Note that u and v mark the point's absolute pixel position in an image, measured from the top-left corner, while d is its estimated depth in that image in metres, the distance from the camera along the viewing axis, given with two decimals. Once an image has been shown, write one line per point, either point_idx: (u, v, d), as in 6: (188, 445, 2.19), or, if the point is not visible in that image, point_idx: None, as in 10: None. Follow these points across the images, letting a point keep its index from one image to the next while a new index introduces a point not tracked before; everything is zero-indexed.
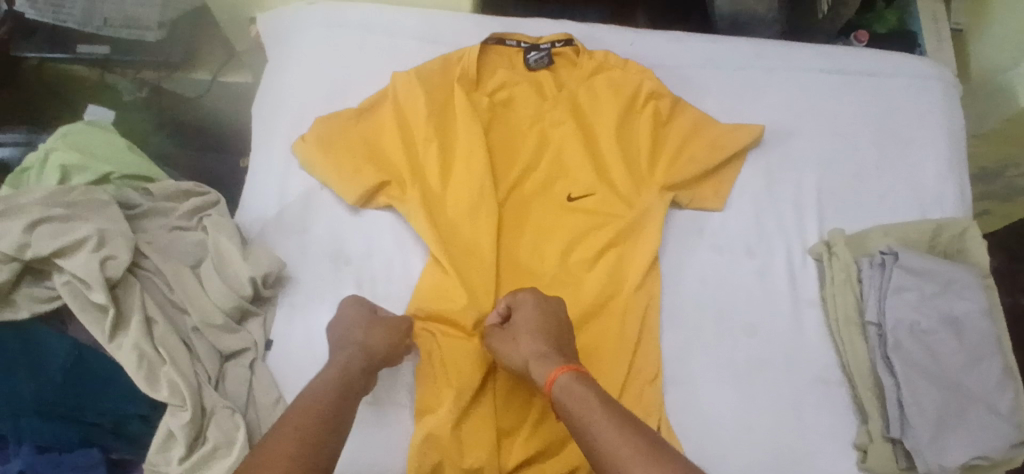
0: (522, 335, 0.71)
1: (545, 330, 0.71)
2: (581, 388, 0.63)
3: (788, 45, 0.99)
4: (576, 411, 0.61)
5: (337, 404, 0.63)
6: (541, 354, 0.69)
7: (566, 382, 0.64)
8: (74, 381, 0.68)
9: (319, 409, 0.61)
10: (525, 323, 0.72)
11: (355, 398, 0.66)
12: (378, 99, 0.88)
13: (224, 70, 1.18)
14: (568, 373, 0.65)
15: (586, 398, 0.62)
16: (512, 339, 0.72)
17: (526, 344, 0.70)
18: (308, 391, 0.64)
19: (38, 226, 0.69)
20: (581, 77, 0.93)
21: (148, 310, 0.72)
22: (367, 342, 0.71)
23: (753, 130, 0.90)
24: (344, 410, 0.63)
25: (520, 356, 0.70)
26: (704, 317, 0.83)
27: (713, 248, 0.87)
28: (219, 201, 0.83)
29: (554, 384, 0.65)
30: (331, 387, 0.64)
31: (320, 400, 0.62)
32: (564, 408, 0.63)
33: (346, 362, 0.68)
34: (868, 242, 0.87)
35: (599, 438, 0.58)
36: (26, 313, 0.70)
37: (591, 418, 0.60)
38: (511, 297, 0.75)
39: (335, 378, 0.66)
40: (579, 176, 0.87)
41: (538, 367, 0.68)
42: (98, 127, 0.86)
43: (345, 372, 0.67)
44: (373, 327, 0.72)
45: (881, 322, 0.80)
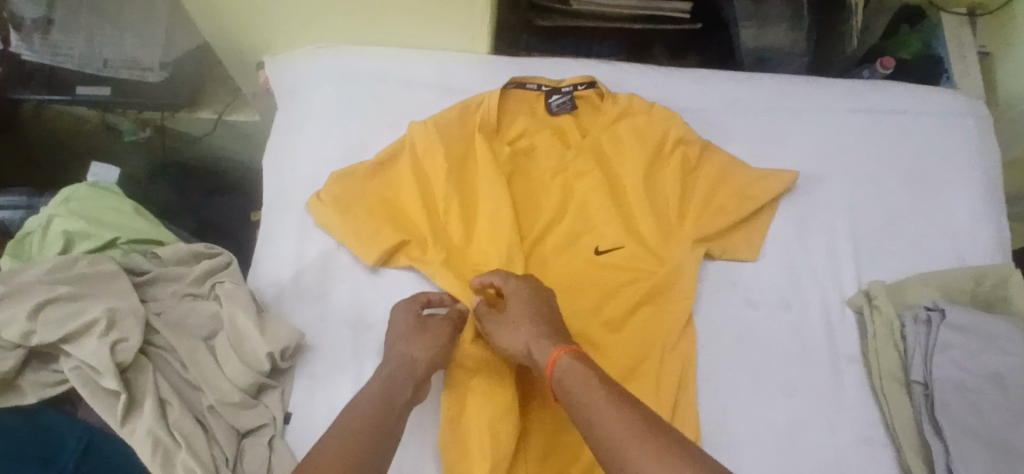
0: (522, 319, 0.71)
1: (542, 315, 0.71)
2: (581, 368, 0.64)
3: (815, 84, 0.96)
4: (578, 392, 0.62)
5: (378, 430, 0.62)
6: (540, 338, 0.69)
7: (567, 363, 0.65)
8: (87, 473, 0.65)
9: (356, 441, 0.60)
10: (520, 308, 0.72)
11: (397, 425, 0.64)
12: (394, 151, 0.84)
13: (230, 110, 1.12)
14: (569, 353, 0.65)
15: (587, 380, 0.62)
16: (510, 322, 0.72)
17: (525, 329, 0.70)
18: (341, 415, 0.63)
19: (43, 309, 0.66)
20: (604, 123, 0.90)
21: (161, 391, 0.69)
22: (414, 355, 0.69)
23: (785, 177, 0.87)
24: (384, 442, 0.62)
25: (519, 340, 0.70)
26: (738, 375, 0.80)
27: (747, 302, 0.84)
28: (231, 262, 0.79)
29: (555, 365, 0.65)
30: (370, 416, 0.62)
31: (359, 436, 0.60)
32: (566, 387, 0.63)
33: (390, 375, 0.67)
34: (907, 293, 0.83)
35: (600, 418, 0.58)
36: (33, 398, 0.66)
37: (592, 397, 0.60)
38: (504, 283, 0.74)
39: (377, 397, 0.65)
40: (606, 229, 0.84)
41: (539, 349, 0.68)
42: (101, 189, 0.83)
43: (390, 391, 0.66)
44: (419, 335, 0.71)
45: (927, 381, 0.77)
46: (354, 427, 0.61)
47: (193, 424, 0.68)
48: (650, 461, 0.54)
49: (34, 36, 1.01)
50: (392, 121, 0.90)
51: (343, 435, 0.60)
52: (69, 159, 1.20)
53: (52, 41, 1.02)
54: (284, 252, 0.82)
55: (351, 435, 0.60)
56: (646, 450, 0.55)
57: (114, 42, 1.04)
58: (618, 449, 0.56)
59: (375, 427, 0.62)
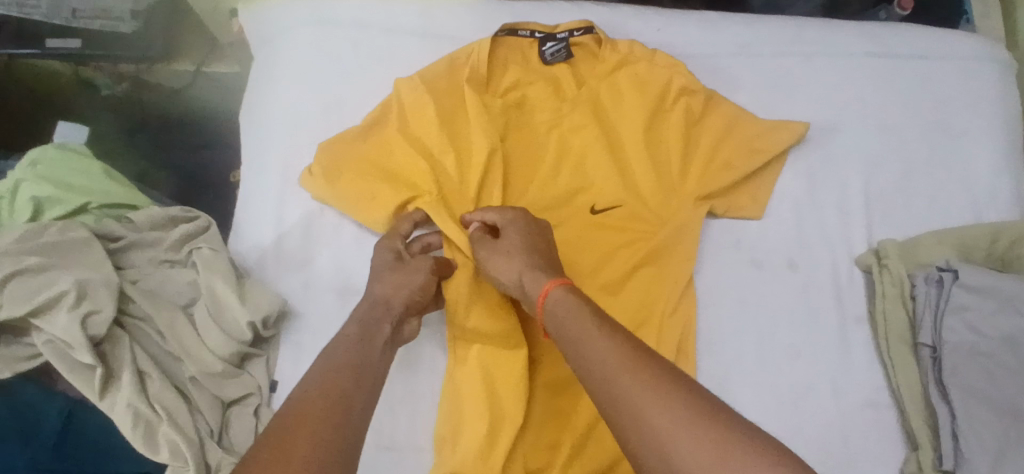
0: (516, 253, 0.67)
1: (536, 248, 0.68)
2: (572, 300, 0.60)
3: (831, 26, 0.90)
4: (570, 323, 0.58)
5: (357, 373, 0.58)
6: (533, 268, 0.66)
7: (560, 295, 0.61)
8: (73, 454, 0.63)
9: (335, 383, 0.56)
10: (516, 240, 0.69)
11: (378, 368, 0.61)
12: (380, 111, 0.79)
13: (209, 61, 1.08)
14: (562, 286, 0.62)
15: (579, 309, 0.59)
16: (502, 252, 0.69)
17: (519, 260, 0.67)
18: (321, 357, 0.59)
19: (8, 283, 0.63)
20: (602, 73, 0.84)
21: (140, 363, 0.66)
22: (391, 299, 0.67)
23: (795, 129, 0.82)
24: (368, 387, 0.58)
25: (511, 270, 0.67)
26: (744, 338, 0.77)
27: (751, 262, 0.80)
28: (210, 226, 0.76)
29: (546, 298, 0.62)
30: (349, 361, 0.59)
31: (341, 372, 0.57)
32: (559, 318, 0.60)
33: (365, 315, 0.65)
34: (920, 252, 0.79)
35: (589, 351, 0.55)
36: (9, 373, 0.64)
37: (585, 328, 0.57)
38: (500, 216, 0.71)
39: (354, 340, 0.61)
40: (604, 186, 0.80)
41: (531, 280, 0.65)
42: (70, 150, 0.78)
43: (366, 334, 0.63)
44: (394, 274, 0.69)
45: (935, 344, 0.74)
46: (332, 369, 0.57)
47: (174, 396, 0.66)
48: (642, 391, 0.50)
49: None
50: (375, 75, 0.84)
51: (321, 377, 0.56)
52: (44, 111, 1.12)
53: None
54: (266, 218, 0.78)
55: (330, 376, 0.57)
56: (639, 379, 0.50)
57: None
58: (609, 378, 0.52)
59: (354, 372, 0.58)
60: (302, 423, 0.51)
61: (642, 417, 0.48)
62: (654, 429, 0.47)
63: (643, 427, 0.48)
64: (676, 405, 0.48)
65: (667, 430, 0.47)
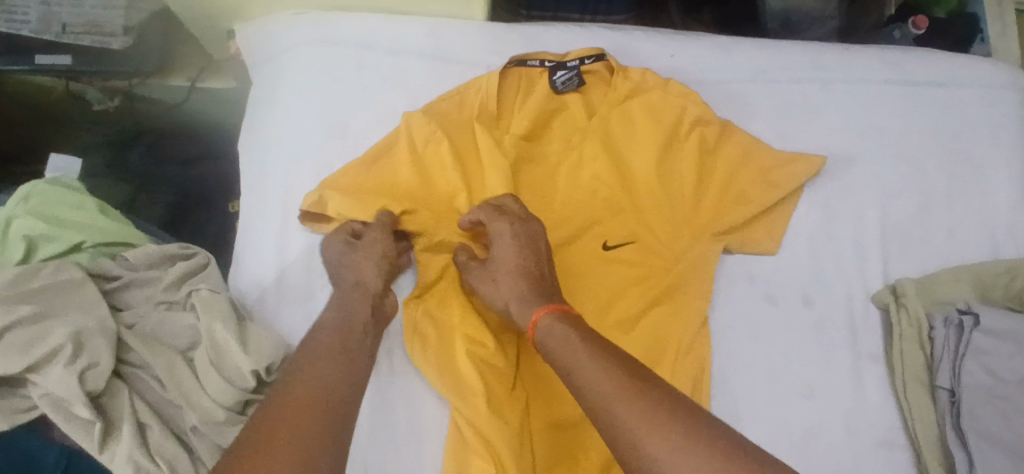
0: (502, 275, 0.69)
1: (526, 269, 0.69)
2: (563, 327, 0.62)
3: (849, 52, 0.87)
4: (563, 355, 0.60)
5: (339, 360, 0.60)
6: (520, 296, 0.67)
7: (548, 324, 0.63)
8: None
9: (318, 379, 0.58)
10: (502, 262, 0.70)
11: (361, 350, 0.63)
12: (387, 147, 0.77)
13: (204, 76, 1.04)
14: (550, 314, 0.64)
15: (569, 337, 0.60)
16: (490, 279, 0.70)
17: (506, 286, 0.68)
18: (298, 362, 0.60)
19: (2, 336, 0.61)
20: (614, 101, 0.82)
21: (139, 414, 0.64)
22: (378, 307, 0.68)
23: (812, 162, 0.79)
24: (351, 371, 0.60)
25: (499, 296, 0.69)
26: (757, 377, 0.75)
27: (765, 297, 0.78)
28: (209, 262, 0.74)
29: (537, 327, 0.64)
30: (330, 352, 0.61)
31: (323, 365, 0.59)
32: (551, 347, 0.61)
33: (339, 301, 0.67)
34: (937, 290, 0.77)
35: (586, 376, 0.56)
36: (4, 426, 0.62)
37: (577, 358, 0.58)
38: (490, 219, 0.71)
39: (334, 339, 0.62)
40: (616, 221, 0.78)
41: (517, 309, 0.67)
42: (61, 185, 0.76)
43: (345, 320, 0.65)
44: (357, 255, 0.70)
45: (954, 387, 0.73)
46: (314, 363, 0.59)
47: (175, 446, 0.63)
48: (640, 420, 0.51)
49: None
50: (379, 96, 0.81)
51: (302, 377, 0.58)
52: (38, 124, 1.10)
53: (6, 6, 0.94)
54: (265, 251, 0.76)
55: (314, 370, 0.59)
56: (635, 408, 0.52)
57: (73, 5, 0.95)
58: (607, 409, 0.53)
59: (336, 371, 0.59)
60: (276, 433, 0.51)
61: (643, 447, 0.50)
62: (655, 456, 0.49)
63: (645, 458, 0.49)
64: (674, 434, 0.49)
65: (669, 461, 0.48)
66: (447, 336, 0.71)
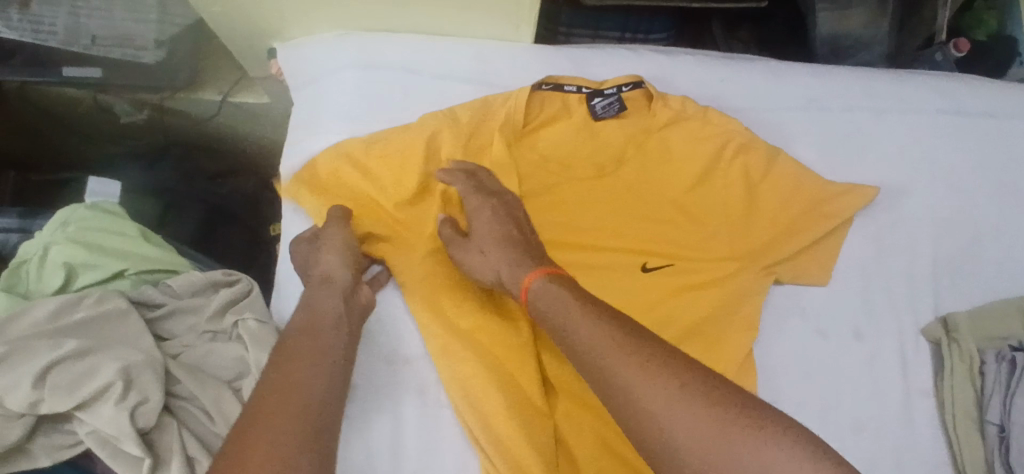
0: (488, 246, 0.68)
1: (510, 235, 0.69)
2: (554, 287, 0.62)
3: (901, 81, 0.86)
4: (556, 310, 0.61)
5: (318, 352, 0.59)
6: (510, 261, 0.67)
7: (541, 286, 0.63)
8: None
9: (298, 373, 0.57)
10: (485, 232, 0.69)
11: (345, 338, 0.62)
12: (400, 165, 0.75)
13: (236, 90, 1.02)
14: (541, 276, 0.64)
15: (562, 298, 0.61)
16: (477, 250, 0.69)
17: (496, 256, 0.68)
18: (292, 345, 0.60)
19: (49, 373, 0.58)
20: (652, 129, 0.80)
21: (189, 449, 0.62)
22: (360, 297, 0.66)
23: (865, 194, 0.78)
24: (331, 361, 0.59)
25: (490, 267, 0.68)
26: (808, 411, 0.74)
27: (816, 331, 0.77)
28: (253, 289, 0.73)
29: (528, 291, 0.64)
30: (310, 346, 0.59)
31: (304, 356, 0.58)
32: (544, 309, 0.62)
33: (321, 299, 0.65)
34: (990, 325, 0.76)
35: (580, 334, 0.58)
36: (48, 461, 0.60)
37: (572, 314, 0.59)
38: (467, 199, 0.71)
39: (312, 331, 0.61)
40: (655, 244, 0.76)
41: (508, 273, 0.66)
42: (102, 210, 0.74)
43: (319, 313, 0.63)
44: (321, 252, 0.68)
45: (1004, 424, 0.71)
46: (293, 355, 0.58)
47: None
48: (636, 371, 0.53)
49: (12, 7, 0.91)
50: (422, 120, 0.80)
51: (284, 370, 0.57)
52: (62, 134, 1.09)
53: (32, 16, 0.93)
54: None
55: (293, 365, 0.57)
56: (632, 363, 0.54)
57: (102, 16, 0.94)
58: (604, 362, 0.55)
59: (315, 362, 0.58)
60: (260, 436, 0.51)
61: (639, 398, 0.52)
62: (651, 408, 0.51)
63: (641, 407, 0.52)
64: (669, 384, 0.52)
65: (665, 413, 0.51)
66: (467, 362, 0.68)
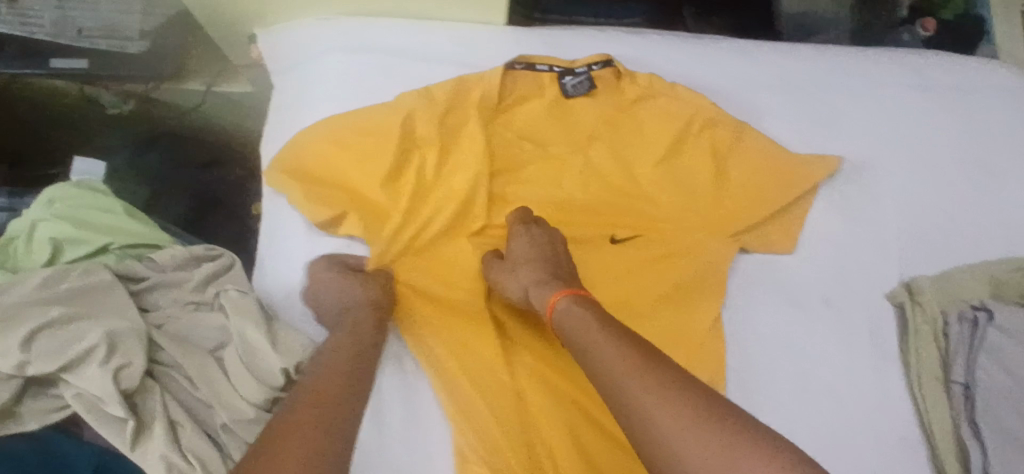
0: (521, 264, 0.71)
1: (544, 259, 0.72)
2: (579, 309, 0.65)
3: (863, 57, 0.89)
4: (579, 333, 0.62)
5: (349, 374, 0.61)
6: (538, 282, 0.70)
7: (566, 305, 0.66)
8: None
9: (327, 386, 0.59)
10: (519, 254, 0.72)
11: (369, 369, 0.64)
12: (377, 145, 0.77)
13: (221, 80, 1.05)
14: (567, 297, 0.67)
15: (585, 319, 0.63)
16: (510, 269, 0.72)
17: (525, 272, 0.71)
18: (317, 369, 0.62)
19: (36, 336, 0.60)
20: (622, 105, 0.82)
21: (172, 413, 0.64)
22: (369, 298, 0.69)
23: (829, 163, 0.80)
24: (358, 386, 0.61)
25: (518, 285, 0.71)
26: (780, 378, 0.76)
27: (785, 300, 0.79)
28: (235, 263, 0.75)
29: (554, 310, 0.67)
30: (339, 367, 0.62)
31: (335, 374, 0.61)
32: (567, 328, 0.64)
33: (353, 322, 0.67)
34: (954, 288, 0.78)
35: (600, 354, 0.58)
36: (36, 426, 0.62)
37: (592, 338, 0.61)
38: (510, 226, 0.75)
39: (343, 356, 0.63)
40: (626, 216, 0.79)
41: (536, 293, 0.69)
42: (87, 188, 0.76)
43: (357, 341, 0.66)
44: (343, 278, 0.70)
45: (968, 382, 0.73)
46: (323, 371, 0.61)
47: (207, 445, 0.64)
48: (646, 390, 0.53)
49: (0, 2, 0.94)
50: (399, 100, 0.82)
51: (314, 382, 0.59)
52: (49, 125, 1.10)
53: (20, 9, 0.94)
54: (287, 255, 0.76)
55: (323, 381, 0.59)
56: (647, 384, 0.54)
57: (89, 9, 0.96)
58: (617, 383, 0.56)
59: (342, 380, 0.60)
60: (283, 442, 0.52)
61: (650, 421, 0.52)
62: (663, 428, 0.51)
63: (647, 425, 0.52)
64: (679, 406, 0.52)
65: (676, 433, 0.50)
66: (434, 334, 0.72)
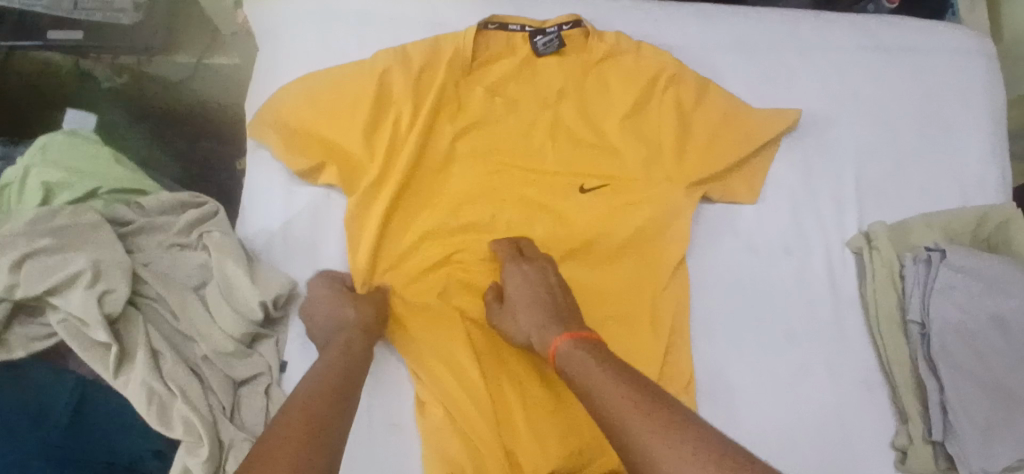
0: (519, 312, 0.72)
1: (541, 301, 0.72)
2: (578, 350, 0.65)
3: (824, 19, 0.91)
4: (581, 376, 0.62)
5: (335, 395, 0.59)
6: (539, 327, 0.70)
7: (566, 349, 0.66)
8: (80, 445, 0.64)
9: (318, 407, 0.56)
10: (516, 299, 0.73)
11: (355, 394, 0.61)
12: (353, 100, 0.79)
13: (209, 53, 1.10)
14: (568, 339, 0.67)
15: (585, 361, 0.63)
16: (511, 316, 0.73)
17: (525, 319, 0.71)
18: (305, 381, 0.60)
19: (25, 262, 0.64)
20: (590, 63, 0.85)
21: (153, 342, 0.68)
22: (364, 320, 0.70)
23: (789, 116, 0.83)
24: (342, 407, 0.58)
25: (522, 331, 0.72)
26: (742, 323, 0.79)
27: (746, 246, 0.82)
28: (219, 212, 0.77)
29: (555, 354, 0.67)
30: (332, 388, 0.60)
31: (325, 395, 0.58)
32: (568, 371, 0.64)
33: (345, 343, 0.67)
34: (910, 235, 0.81)
35: (601, 394, 0.59)
36: (22, 353, 0.66)
37: (593, 378, 0.61)
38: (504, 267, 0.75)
39: (333, 377, 0.61)
40: (593, 166, 0.82)
41: (538, 338, 0.70)
42: (78, 137, 0.79)
43: (349, 364, 0.64)
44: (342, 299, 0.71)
45: (924, 320, 0.76)
46: (314, 390, 0.58)
47: (187, 374, 0.68)
48: (652, 431, 0.54)
49: None
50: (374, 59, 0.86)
51: (305, 402, 0.56)
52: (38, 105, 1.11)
53: None
54: (267, 205, 0.79)
55: (312, 403, 0.56)
56: (649, 423, 0.54)
57: None
58: (619, 423, 0.56)
59: (328, 400, 0.57)
60: (273, 457, 0.48)
61: (653, 461, 0.52)
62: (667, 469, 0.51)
63: (656, 465, 0.52)
64: (684, 447, 0.51)
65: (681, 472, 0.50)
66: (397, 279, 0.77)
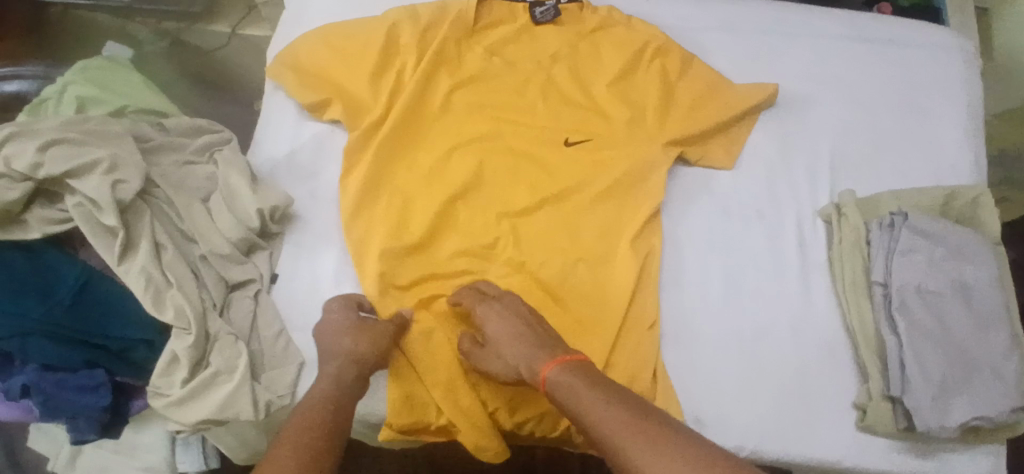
0: (502, 350, 0.73)
1: (520, 333, 0.73)
2: (568, 373, 0.68)
3: (809, 12, 0.99)
4: (570, 399, 0.66)
5: (328, 430, 0.63)
6: (527, 359, 0.72)
7: (555, 376, 0.69)
8: (78, 320, 0.70)
9: (307, 443, 0.60)
10: (495, 337, 0.74)
11: (344, 425, 0.66)
12: (361, 47, 0.86)
13: (245, 25, 1.19)
14: (556, 367, 0.69)
15: (573, 386, 0.67)
16: (495, 354, 0.74)
17: (510, 355, 0.73)
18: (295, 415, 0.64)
19: (51, 147, 0.70)
20: (583, 33, 0.92)
21: (157, 236, 0.73)
22: (360, 352, 0.71)
23: (766, 89, 0.89)
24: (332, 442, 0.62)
25: (508, 366, 0.74)
26: (713, 278, 0.83)
27: (720, 205, 0.86)
28: (232, 139, 0.84)
29: (545, 383, 0.69)
30: (320, 419, 0.64)
31: (313, 430, 0.62)
32: (558, 397, 0.68)
33: (336, 374, 0.69)
34: (879, 206, 0.85)
35: (593, 413, 0.64)
36: (37, 234, 0.72)
37: (583, 399, 0.65)
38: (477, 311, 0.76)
39: (321, 406, 0.65)
40: (579, 123, 0.88)
41: (528, 371, 0.72)
42: (115, 64, 0.88)
43: (337, 393, 0.68)
44: (358, 331, 0.72)
45: (887, 281, 0.79)
46: (304, 424, 0.62)
47: (184, 267, 0.73)
48: (644, 447, 0.59)
49: None
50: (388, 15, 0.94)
51: (296, 439, 0.60)
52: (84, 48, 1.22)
53: None
54: (276, 137, 0.87)
55: (303, 440, 0.60)
56: (641, 439, 0.60)
57: None
58: (613, 440, 0.61)
59: (317, 436, 0.61)
60: None
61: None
62: None
63: None
64: (673, 461, 0.57)
65: None
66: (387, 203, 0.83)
